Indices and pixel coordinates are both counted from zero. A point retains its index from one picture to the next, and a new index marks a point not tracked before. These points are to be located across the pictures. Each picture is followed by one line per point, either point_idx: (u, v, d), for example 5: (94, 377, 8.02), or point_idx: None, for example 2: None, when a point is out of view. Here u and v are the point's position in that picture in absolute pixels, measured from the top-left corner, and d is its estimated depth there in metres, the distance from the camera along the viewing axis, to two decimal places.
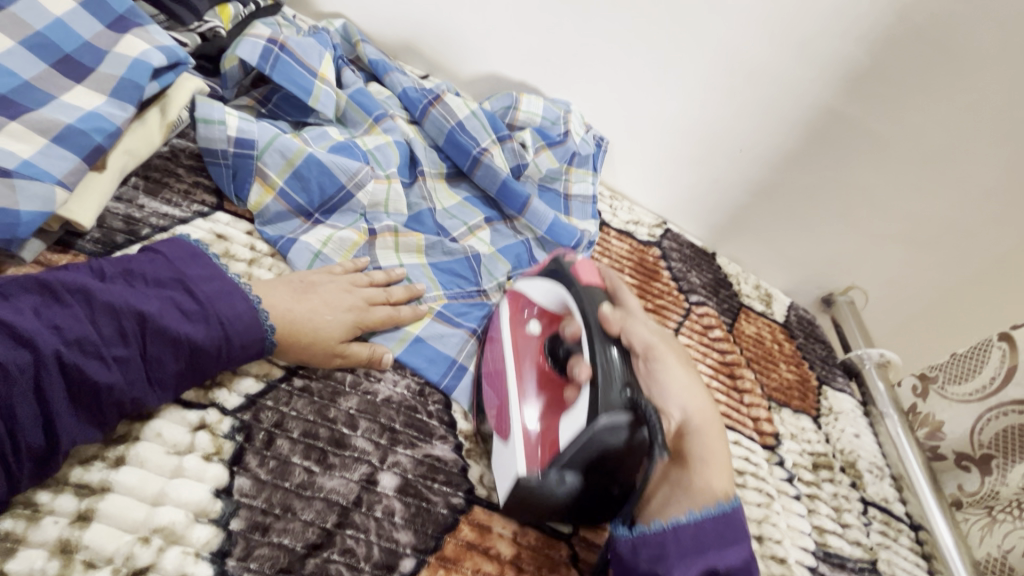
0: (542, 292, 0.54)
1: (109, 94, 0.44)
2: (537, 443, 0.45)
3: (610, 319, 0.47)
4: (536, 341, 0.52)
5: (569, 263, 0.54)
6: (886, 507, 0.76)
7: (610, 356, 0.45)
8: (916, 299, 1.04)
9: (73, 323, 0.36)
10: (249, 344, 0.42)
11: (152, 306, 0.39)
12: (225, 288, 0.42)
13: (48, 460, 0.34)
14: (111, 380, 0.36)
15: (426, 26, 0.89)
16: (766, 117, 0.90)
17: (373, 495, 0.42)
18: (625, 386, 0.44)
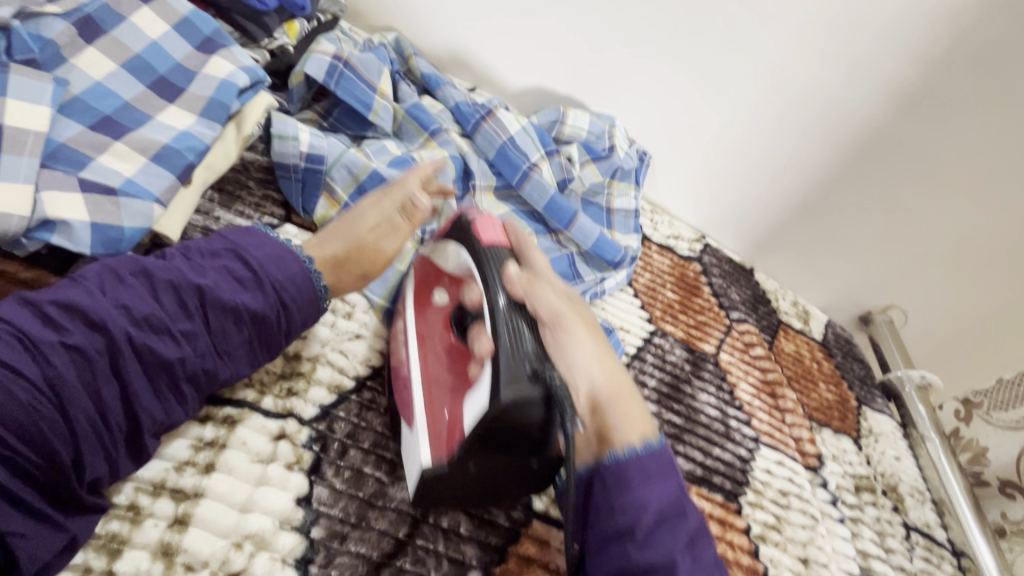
0: (449, 256, 0.48)
1: (200, 113, 0.47)
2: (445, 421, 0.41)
3: (512, 282, 0.42)
4: (442, 315, 0.47)
5: (471, 217, 0.47)
6: (928, 533, 0.76)
7: (517, 329, 0.40)
8: (958, 320, 1.03)
9: (139, 301, 0.37)
10: (306, 308, 0.44)
11: (210, 279, 0.40)
12: (274, 252, 0.44)
13: (136, 442, 0.37)
14: (181, 355, 0.38)
15: (475, 40, 0.91)
16: (812, 134, 0.89)
17: (440, 507, 0.44)
18: (533, 359, 0.38)
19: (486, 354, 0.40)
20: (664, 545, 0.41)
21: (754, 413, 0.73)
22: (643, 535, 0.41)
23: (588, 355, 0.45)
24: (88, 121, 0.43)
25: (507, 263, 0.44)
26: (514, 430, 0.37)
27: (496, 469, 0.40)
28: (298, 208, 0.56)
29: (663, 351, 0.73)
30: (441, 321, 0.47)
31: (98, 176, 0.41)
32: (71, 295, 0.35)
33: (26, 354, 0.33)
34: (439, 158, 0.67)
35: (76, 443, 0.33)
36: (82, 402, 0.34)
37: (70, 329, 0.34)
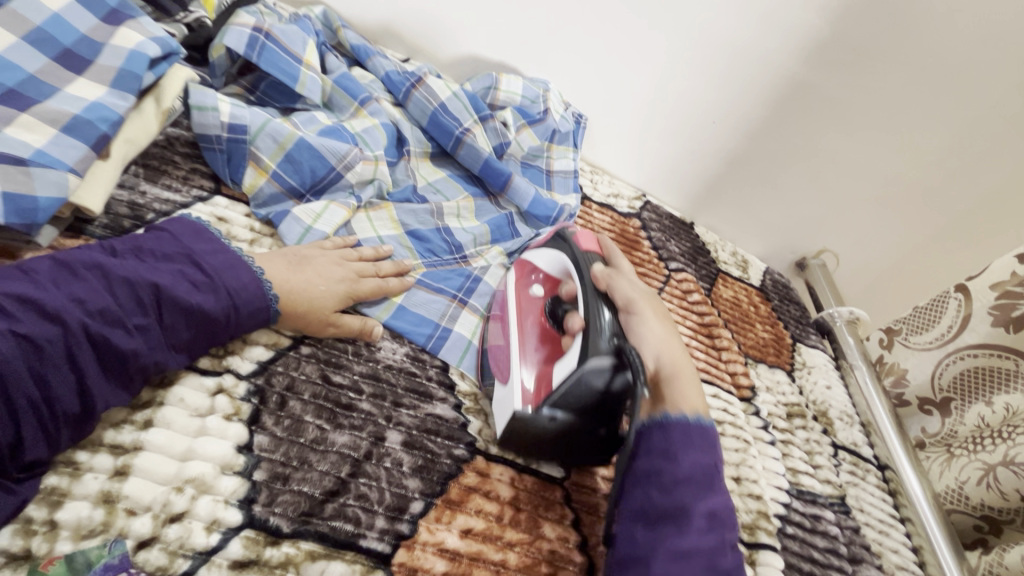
0: (546, 259, 0.60)
1: (110, 84, 0.48)
2: (532, 375, 0.51)
3: (600, 277, 0.53)
4: (537, 302, 0.58)
5: (573, 233, 0.60)
6: (855, 450, 0.83)
7: (603, 315, 0.50)
8: (885, 257, 1.11)
9: (93, 295, 0.39)
10: (255, 312, 0.46)
11: (165, 279, 0.42)
12: (229, 260, 0.46)
13: (83, 423, 0.37)
14: (134, 347, 0.39)
15: (404, 11, 0.91)
16: (739, 87, 0.93)
17: (382, 449, 0.46)
18: (612, 336, 0.50)
19: (576, 329, 0.51)
20: (686, 498, 0.44)
21: (691, 352, 0.78)
22: (669, 483, 0.44)
23: (658, 339, 0.51)
24: None
25: (596, 265, 0.55)
26: (584, 388, 0.48)
27: (565, 427, 0.49)
28: (226, 179, 0.57)
29: None
30: (533, 307, 0.58)
31: (5, 146, 0.41)
32: (20, 286, 0.36)
33: None
34: (369, 125, 0.68)
35: (17, 424, 0.34)
36: (26, 388, 0.34)
37: (20, 318, 0.35)
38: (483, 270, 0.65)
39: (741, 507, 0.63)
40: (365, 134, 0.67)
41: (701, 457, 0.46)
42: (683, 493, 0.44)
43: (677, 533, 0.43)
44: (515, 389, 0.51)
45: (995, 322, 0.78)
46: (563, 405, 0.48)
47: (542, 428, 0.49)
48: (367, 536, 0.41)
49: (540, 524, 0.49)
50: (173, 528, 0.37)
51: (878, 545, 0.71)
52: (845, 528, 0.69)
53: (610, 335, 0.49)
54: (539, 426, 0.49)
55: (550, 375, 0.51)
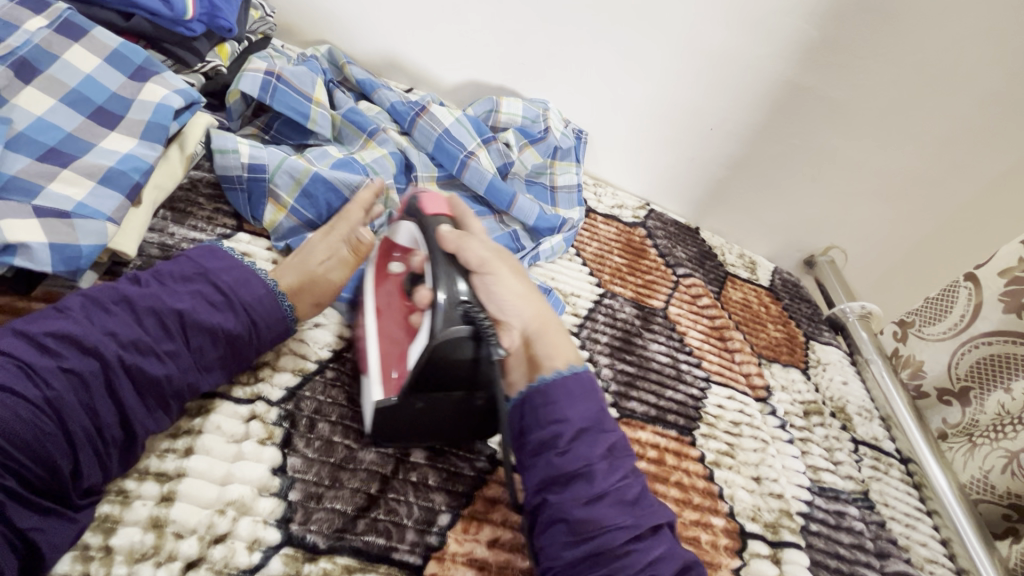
0: (402, 233, 0.53)
1: (140, 137, 0.51)
2: (396, 360, 0.47)
3: (445, 238, 0.47)
4: (398, 279, 0.52)
5: (418, 196, 0.53)
6: (876, 445, 0.83)
7: (450, 287, 0.44)
8: (895, 248, 1.11)
9: (124, 328, 0.41)
10: (273, 325, 0.48)
11: (187, 304, 0.44)
12: (242, 276, 0.48)
13: (129, 449, 0.40)
14: (168, 372, 0.42)
15: (405, 43, 0.95)
16: (732, 94, 0.95)
17: (408, 464, 0.48)
18: (462, 304, 0.44)
19: (424, 303, 0.46)
20: (584, 455, 0.45)
21: (704, 355, 0.79)
22: (564, 446, 0.45)
23: (515, 295, 0.48)
24: (35, 153, 0.47)
25: (444, 225, 0.49)
26: (448, 363, 0.44)
27: (440, 403, 0.46)
28: (245, 215, 0.60)
29: (614, 310, 0.79)
30: (394, 283, 0.53)
31: (50, 202, 0.45)
32: (60, 325, 0.39)
33: (27, 379, 0.37)
34: (377, 155, 0.71)
35: (74, 449, 0.37)
36: (78, 419, 0.38)
37: (64, 354, 0.39)
38: None
39: (763, 506, 0.64)
40: (374, 163, 0.70)
41: (583, 401, 0.48)
42: (573, 441, 0.45)
43: (564, 465, 0.45)
44: (378, 378, 0.47)
45: (1007, 309, 0.78)
46: (427, 389, 0.45)
47: (408, 411, 0.46)
48: (399, 549, 0.43)
49: None
50: (218, 549, 0.39)
51: (905, 539, 0.70)
52: (870, 523, 0.69)
53: (450, 305, 0.44)
54: (405, 411, 0.46)
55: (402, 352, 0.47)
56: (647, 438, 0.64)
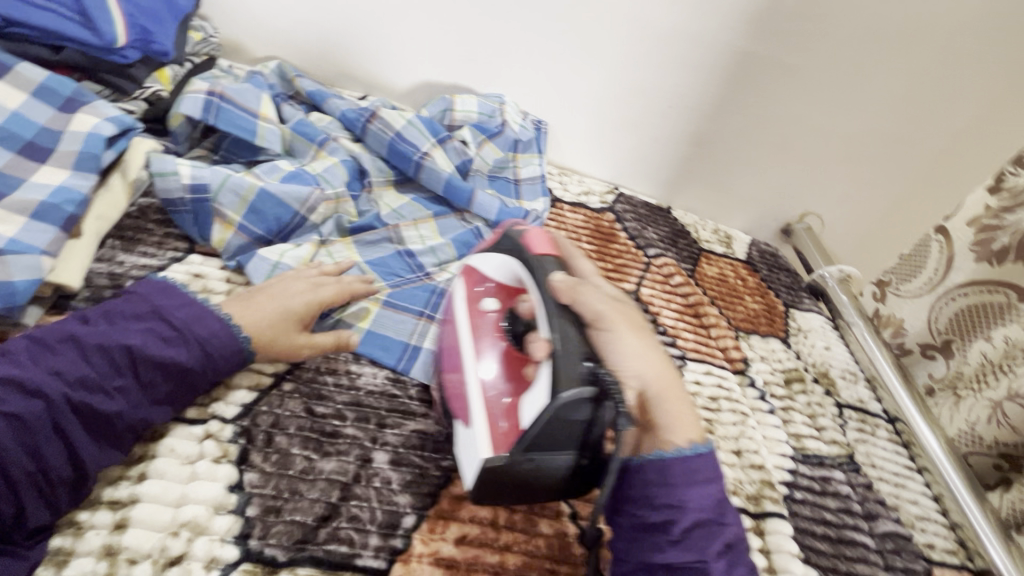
0: (491, 264, 0.59)
1: (72, 168, 0.52)
2: (497, 417, 0.48)
3: (560, 289, 0.51)
4: (491, 318, 0.57)
5: (519, 234, 0.58)
6: (862, 407, 0.82)
7: (566, 331, 0.48)
8: (870, 208, 1.11)
9: (70, 365, 0.42)
10: (230, 358, 0.48)
11: (136, 340, 0.44)
12: (195, 312, 0.48)
13: (78, 486, 0.40)
14: (116, 408, 0.42)
15: (354, 51, 0.95)
16: (687, 69, 0.95)
17: (370, 470, 0.48)
18: (586, 360, 0.46)
19: (541, 356, 0.49)
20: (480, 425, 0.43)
21: (679, 334, 0.79)
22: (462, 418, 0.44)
23: (633, 353, 0.52)
24: None
25: (551, 269, 0.53)
26: (562, 424, 0.45)
27: (549, 468, 0.46)
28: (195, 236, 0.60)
29: None
30: (492, 326, 0.57)
31: None
32: (3, 369, 0.40)
33: None
34: (327, 164, 0.71)
35: (15, 494, 0.37)
36: (16, 459, 0.38)
37: (7, 398, 0.39)
38: (447, 282, 0.69)
39: (744, 479, 0.63)
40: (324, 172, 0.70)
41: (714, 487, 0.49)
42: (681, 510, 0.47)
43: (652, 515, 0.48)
44: (477, 432, 0.48)
45: (979, 257, 0.77)
46: (539, 448, 0.45)
47: (519, 476, 0.46)
48: (363, 555, 0.43)
49: (536, 522, 0.51)
50: (173, 571, 0.39)
51: (894, 498, 0.70)
52: (857, 486, 0.68)
53: (588, 363, 0.46)
54: (512, 475, 0.46)
55: (518, 409, 0.48)
56: None
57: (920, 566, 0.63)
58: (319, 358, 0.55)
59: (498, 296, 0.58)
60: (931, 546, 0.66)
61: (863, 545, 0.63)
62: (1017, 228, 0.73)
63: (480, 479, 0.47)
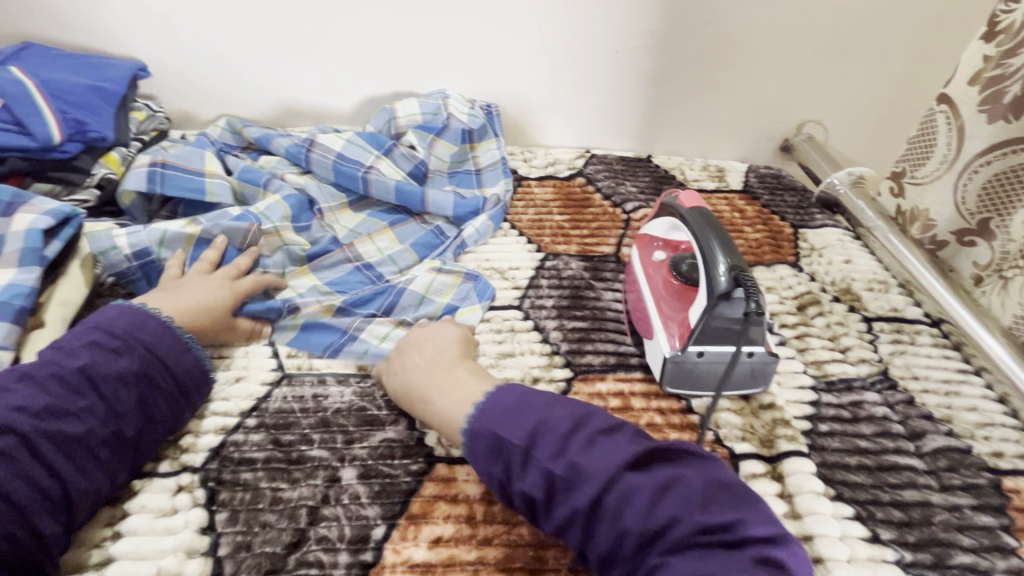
0: (660, 226, 0.67)
1: (17, 264, 0.55)
2: (674, 330, 0.59)
3: (707, 217, 0.57)
4: (662, 263, 0.65)
5: (675, 197, 0.64)
6: (896, 316, 0.74)
7: (712, 248, 0.54)
8: (876, 97, 1.00)
9: (31, 399, 0.43)
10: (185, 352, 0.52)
11: (84, 359, 0.46)
12: (134, 318, 0.51)
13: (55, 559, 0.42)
14: (86, 428, 0.44)
15: (296, 89, 0.97)
16: (623, 6, 0.89)
17: (339, 488, 0.48)
18: (731, 268, 0.53)
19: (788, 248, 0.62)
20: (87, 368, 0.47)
21: None
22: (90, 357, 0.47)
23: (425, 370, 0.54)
24: None
25: (705, 212, 0.59)
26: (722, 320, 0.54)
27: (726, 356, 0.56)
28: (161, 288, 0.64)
29: (559, 270, 0.75)
30: (664, 270, 0.64)
31: None
32: None
33: None
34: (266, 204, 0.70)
35: None
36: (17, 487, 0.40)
37: None
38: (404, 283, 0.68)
39: (754, 421, 0.58)
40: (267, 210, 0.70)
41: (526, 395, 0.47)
42: (514, 447, 0.44)
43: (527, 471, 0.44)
44: (661, 341, 0.59)
45: (991, 118, 0.66)
46: (708, 344, 0.56)
47: (692, 363, 0.57)
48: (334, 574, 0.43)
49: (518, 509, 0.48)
50: None
51: (944, 410, 0.61)
52: (895, 405, 0.61)
53: (728, 270, 0.53)
54: (687, 363, 0.57)
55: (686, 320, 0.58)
56: (609, 389, 0.60)
57: (984, 480, 0.55)
58: (284, 389, 0.56)
59: (665, 249, 0.67)
60: (998, 454, 0.57)
61: (909, 468, 0.55)
62: None
63: (673, 371, 0.58)
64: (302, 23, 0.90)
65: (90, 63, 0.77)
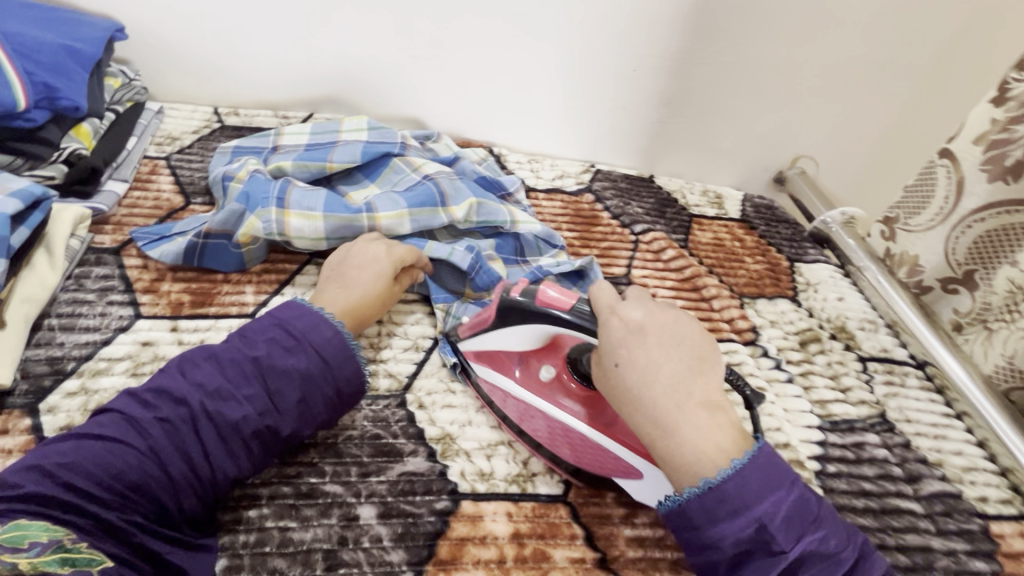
0: (514, 336, 0.53)
1: None
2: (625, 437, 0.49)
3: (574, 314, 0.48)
4: (555, 380, 0.54)
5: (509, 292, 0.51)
6: (887, 356, 0.77)
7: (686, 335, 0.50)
8: (867, 140, 1.04)
9: (211, 378, 0.44)
10: (345, 364, 0.48)
11: (262, 350, 0.46)
12: (314, 319, 0.49)
13: None
14: (246, 415, 0.43)
15: (291, 70, 0.90)
16: (650, 25, 0.87)
17: (357, 529, 0.44)
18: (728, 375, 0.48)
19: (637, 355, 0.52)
20: (254, 380, 0.44)
21: None
22: (287, 344, 0.47)
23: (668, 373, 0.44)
24: None
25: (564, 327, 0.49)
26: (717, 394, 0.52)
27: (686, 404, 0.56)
28: (149, 256, 0.61)
29: None
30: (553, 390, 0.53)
31: None
32: (158, 381, 0.43)
33: (132, 430, 0.40)
34: (341, 145, 0.73)
35: None
36: (174, 462, 0.40)
37: (159, 406, 0.42)
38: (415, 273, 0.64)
39: None
40: (338, 149, 0.72)
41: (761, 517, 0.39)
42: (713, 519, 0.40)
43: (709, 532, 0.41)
44: (641, 478, 0.48)
45: (991, 178, 0.70)
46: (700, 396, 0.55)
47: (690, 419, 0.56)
48: None
49: (548, 553, 0.46)
50: None
51: (936, 454, 0.64)
52: (894, 448, 0.63)
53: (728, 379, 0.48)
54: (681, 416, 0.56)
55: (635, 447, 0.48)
56: None
57: (975, 525, 0.58)
58: None
59: (541, 359, 0.55)
60: (983, 499, 0.61)
61: (910, 512, 0.57)
62: None
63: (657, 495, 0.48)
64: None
65: (58, 17, 0.68)
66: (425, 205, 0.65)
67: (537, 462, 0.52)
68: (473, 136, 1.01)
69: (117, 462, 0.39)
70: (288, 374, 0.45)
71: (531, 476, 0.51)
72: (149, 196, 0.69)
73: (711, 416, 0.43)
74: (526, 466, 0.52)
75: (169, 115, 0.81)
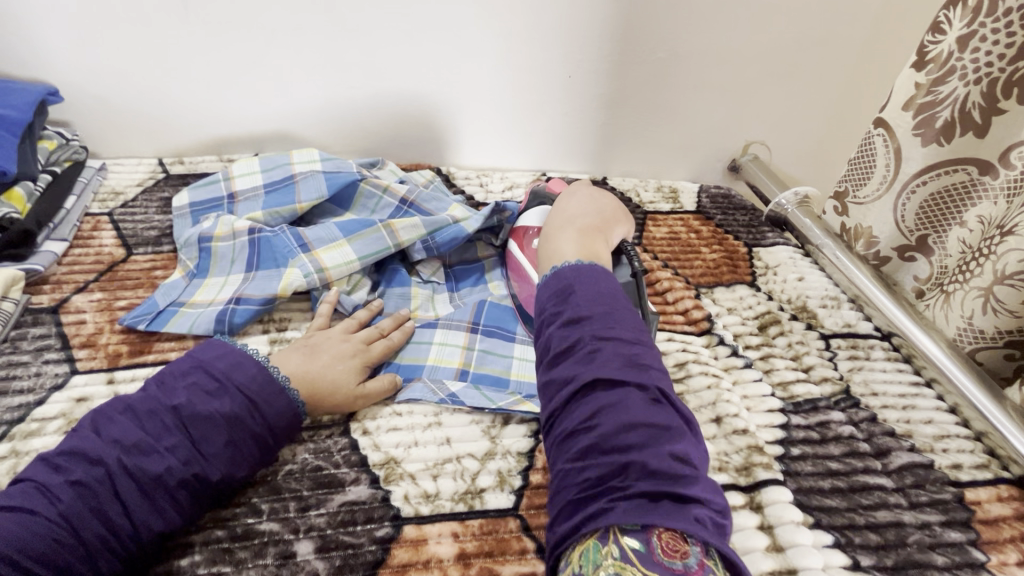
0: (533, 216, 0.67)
1: None
2: None
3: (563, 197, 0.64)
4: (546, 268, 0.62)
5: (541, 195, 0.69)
6: (851, 331, 0.76)
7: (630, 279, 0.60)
8: (814, 120, 1.05)
9: (128, 433, 0.44)
10: (273, 400, 0.49)
11: (182, 398, 0.46)
12: (236, 361, 0.50)
13: None
14: (168, 466, 0.43)
15: (233, 114, 0.91)
16: (583, 31, 0.89)
17: (294, 566, 0.43)
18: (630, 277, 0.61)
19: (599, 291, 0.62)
20: (178, 430, 0.45)
21: None
22: (211, 390, 0.47)
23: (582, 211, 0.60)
24: None
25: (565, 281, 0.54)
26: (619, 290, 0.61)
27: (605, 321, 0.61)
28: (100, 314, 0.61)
29: None
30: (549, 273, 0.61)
31: None
32: (71, 443, 0.43)
33: (41, 497, 0.40)
34: (280, 182, 0.73)
35: None
36: (90, 523, 0.40)
37: (72, 468, 0.42)
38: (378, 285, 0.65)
39: (729, 450, 0.57)
40: (302, 185, 0.72)
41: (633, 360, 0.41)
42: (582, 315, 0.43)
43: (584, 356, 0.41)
44: None
45: (925, 142, 0.69)
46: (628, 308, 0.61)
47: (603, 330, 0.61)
48: None
49: (496, 570, 0.45)
50: None
51: (905, 425, 0.63)
52: (860, 423, 0.62)
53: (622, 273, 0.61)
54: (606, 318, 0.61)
55: None
56: None
57: (949, 495, 0.56)
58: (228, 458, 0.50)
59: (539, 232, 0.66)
60: (957, 466, 0.59)
61: (880, 488, 0.56)
62: (955, 98, 0.66)
63: None
64: (238, 45, 0.84)
65: None
66: (362, 228, 0.67)
67: (487, 476, 0.51)
68: (423, 158, 1.02)
69: (34, 529, 0.38)
70: (212, 419, 0.46)
71: (479, 491, 0.50)
72: (89, 251, 0.69)
73: (586, 242, 0.55)
74: (474, 481, 0.50)
75: (112, 171, 0.82)
